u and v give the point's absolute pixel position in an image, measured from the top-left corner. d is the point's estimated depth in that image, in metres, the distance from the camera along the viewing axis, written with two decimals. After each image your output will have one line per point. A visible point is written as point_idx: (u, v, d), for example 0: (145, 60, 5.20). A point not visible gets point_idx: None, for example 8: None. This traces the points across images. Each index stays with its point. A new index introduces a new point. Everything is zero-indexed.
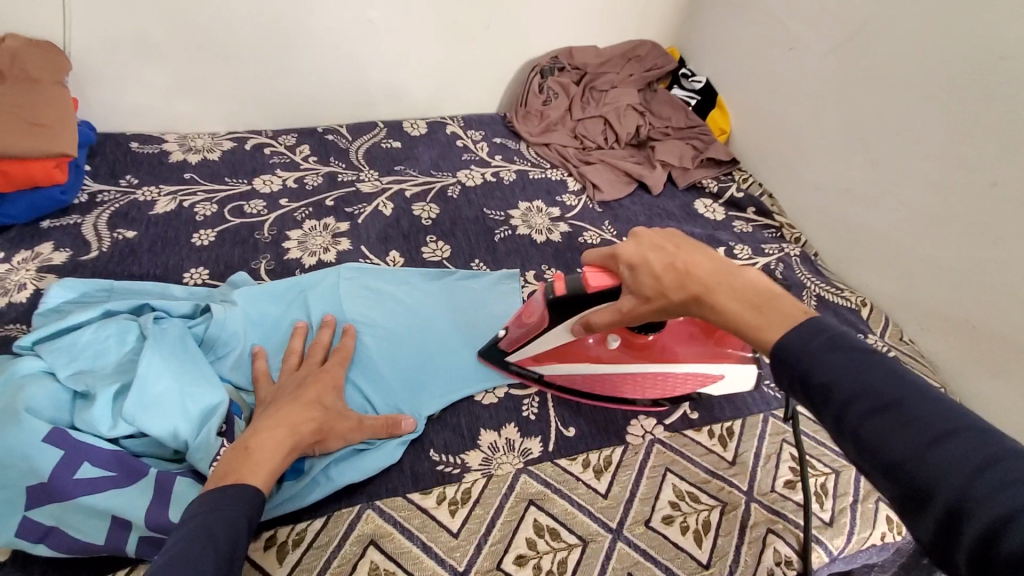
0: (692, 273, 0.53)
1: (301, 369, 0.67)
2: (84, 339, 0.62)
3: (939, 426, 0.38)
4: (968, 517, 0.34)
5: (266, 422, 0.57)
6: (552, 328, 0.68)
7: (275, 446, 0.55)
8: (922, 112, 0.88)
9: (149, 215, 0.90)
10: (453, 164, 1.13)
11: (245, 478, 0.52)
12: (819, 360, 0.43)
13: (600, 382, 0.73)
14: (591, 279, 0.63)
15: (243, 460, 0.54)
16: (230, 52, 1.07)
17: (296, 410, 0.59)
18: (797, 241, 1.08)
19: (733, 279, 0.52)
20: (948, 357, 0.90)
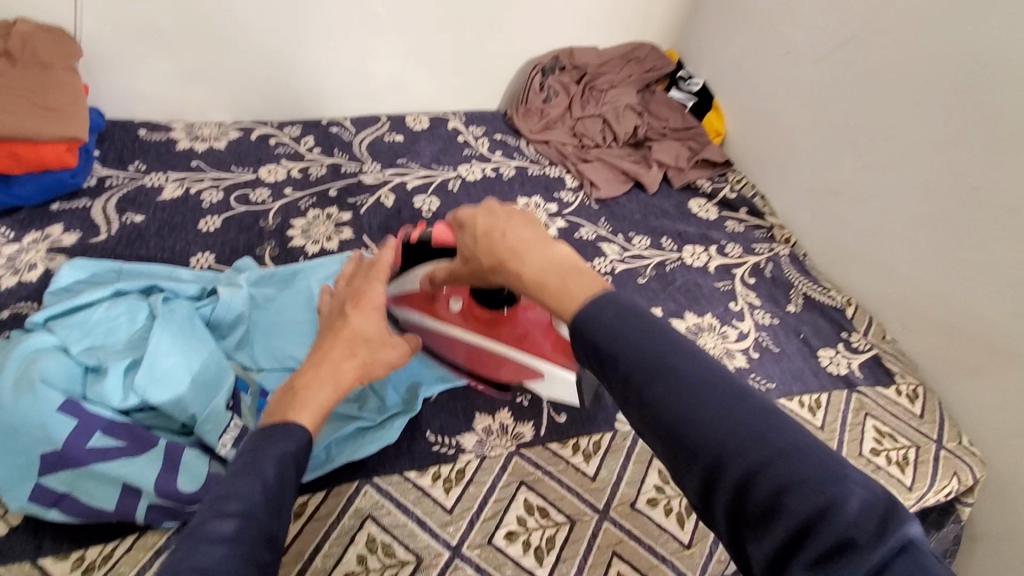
0: (487, 247, 0.53)
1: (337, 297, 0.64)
2: (95, 317, 0.65)
3: (687, 392, 0.39)
4: (723, 480, 0.37)
5: (310, 361, 0.55)
6: (404, 273, 0.70)
7: (322, 381, 0.54)
8: (909, 118, 0.91)
9: (156, 201, 0.93)
10: (453, 158, 1.16)
11: (291, 417, 0.50)
12: (613, 333, 0.43)
13: (446, 342, 0.74)
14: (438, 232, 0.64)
15: (292, 398, 0.52)
16: (238, 44, 1.09)
17: (339, 347, 0.56)
18: (787, 242, 1.11)
19: (540, 254, 0.50)
20: (929, 356, 0.93)
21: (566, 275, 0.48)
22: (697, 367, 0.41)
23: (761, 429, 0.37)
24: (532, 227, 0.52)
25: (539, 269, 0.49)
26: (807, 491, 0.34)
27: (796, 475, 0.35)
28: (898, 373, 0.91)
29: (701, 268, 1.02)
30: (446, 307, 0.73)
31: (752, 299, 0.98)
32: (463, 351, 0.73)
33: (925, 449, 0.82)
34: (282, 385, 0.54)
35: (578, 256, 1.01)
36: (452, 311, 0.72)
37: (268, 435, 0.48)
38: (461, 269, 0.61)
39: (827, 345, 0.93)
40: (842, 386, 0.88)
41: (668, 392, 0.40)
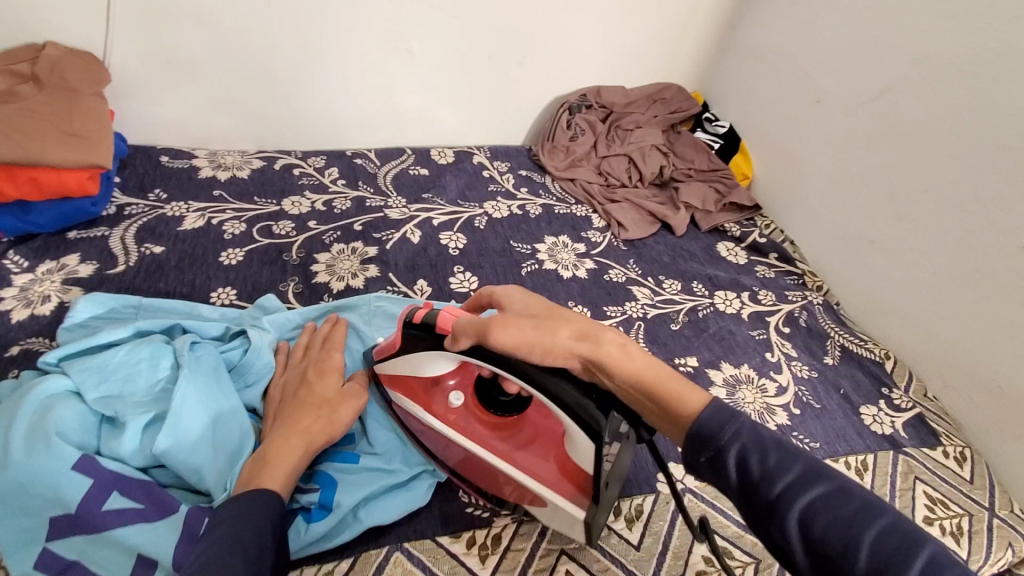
0: (557, 331, 0.55)
1: (303, 359, 0.69)
2: (116, 361, 0.61)
3: (825, 493, 0.43)
4: (846, 568, 0.39)
5: (276, 429, 0.59)
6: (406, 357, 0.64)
7: (293, 451, 0.57)
8: (950, 173, 0.90)
9: (177, 231, 0.90)
10: (480, 194, 1.14)
11: (264, 483, 0.54)
12: (749, 443, 0.47)
13: (444, 442, 0.64)
14: (445, 320, 0.59)
15: (264, 466, 0.55)
16: (266, 75, 1.08)
17: (301, 415, 0.61)
18: (819, 290, 1.09)
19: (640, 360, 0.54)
20: (972, 417, 0.89)
21: (662, 371, 0.54)
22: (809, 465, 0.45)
23: (905, 539, 0.39)
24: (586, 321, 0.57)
25: (635, 364, 0.54)
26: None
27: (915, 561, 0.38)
28: (944, 435, 0.87)
29: (734, 315, 0.99)
30: (444, 401, 0.65)
31: (788, 349, 0.95)
32: (464, 457, 0.63)
33: (979, 518, 0.78)
34: (255, 455, 0.57)
35: (609, 299, 0.98)
36: (449, 406, 0.65)
37: (240, 504, 0.50)
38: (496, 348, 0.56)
39: (868, 402, 0.90)
40: (886, 447, 0.84)
41: (801, 492, 0.43)
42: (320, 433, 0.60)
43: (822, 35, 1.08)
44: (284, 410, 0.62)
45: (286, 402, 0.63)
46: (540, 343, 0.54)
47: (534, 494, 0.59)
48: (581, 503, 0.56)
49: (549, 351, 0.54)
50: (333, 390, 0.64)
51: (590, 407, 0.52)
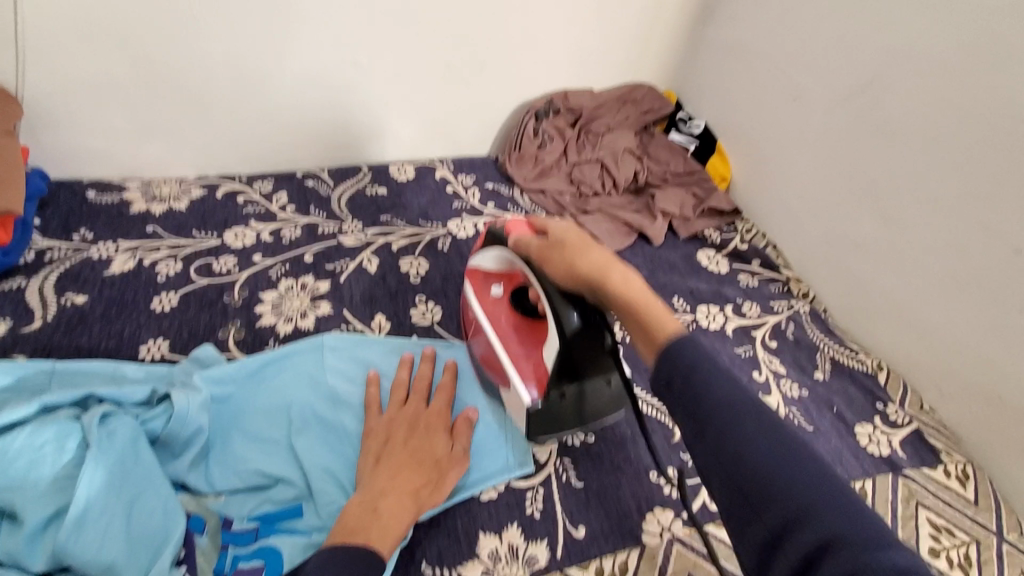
0: (582, 254, 0.58)
1: (409, 406, 0.66)
2: (14, 447, 0.52)
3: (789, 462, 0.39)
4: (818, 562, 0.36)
5: (387, 480, 0.57)
6: (480, 250, 0.73)
7: (401, 512, 0.55)
8: (937, 172, 0.84)
9: (104, 276, 0.81)
10: (443, 212, 1.06)
11: (376, 541, 0.51)
12: (722, 392, 0.43)
13: (478, 344, 0.74)
14: (513, 227, 0.67)
15: (377, 521, 0.53)
16: (201, 95, 0.99)
17: (410, 472, 0.58)
18: (805, 298, 1.03)
19: (642, 291, 0.53)
20: (973, 430, 0.84)
21: (647, 296, 0.53)
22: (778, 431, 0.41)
23: (824, 510, 0.37)
24: (609, 250, 0.58)
25: (626, 288, 0.54)
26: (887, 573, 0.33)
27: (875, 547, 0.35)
28: (943, 451, 0.82)
29: (717, 331, 0.93)
30: (488, 293, 0.74)
31: (776, 365, 0.90)
32: (482, 359, 0.73)
33: (986, 545, 0.73)
34: (361, 500, 0.55)
35: None
36: (490, 296, 0.73)
37: (350, 557, 0.48)
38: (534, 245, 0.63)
39: (863, 419, 0.85)
40: (885, 470, 0.79)
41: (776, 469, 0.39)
42: (426, 497, 0.58)
43: (796, 28, 1.02)
44: (392, 456, 0.60)
45: (392, 449, 0.60)
46: (565, 256, 0.59)
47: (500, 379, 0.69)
48: (535, 397, 0.65)
49: (571, 277, 0.58)
50: (444, 450, 0.62)
51: (569, 306, 0.60)
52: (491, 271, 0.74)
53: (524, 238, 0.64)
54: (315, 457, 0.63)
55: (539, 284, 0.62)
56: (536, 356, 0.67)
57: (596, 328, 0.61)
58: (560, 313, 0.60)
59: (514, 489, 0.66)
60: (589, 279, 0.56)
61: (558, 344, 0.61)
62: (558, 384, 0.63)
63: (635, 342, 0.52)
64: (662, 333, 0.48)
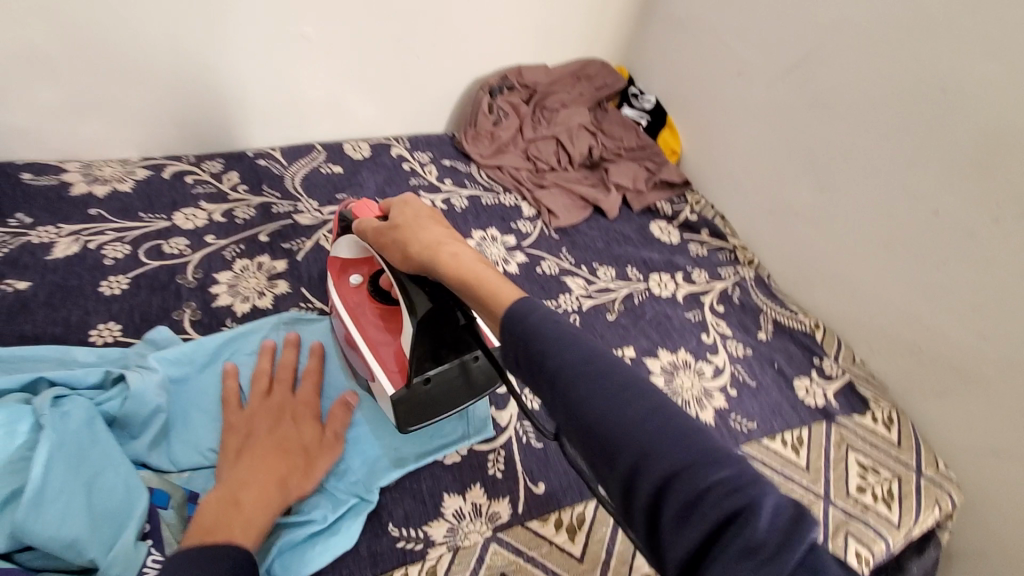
0: (421, 230, 0.56)
1: (272, 397, 0.64)
2: None
3: (633, 403, 0.38)
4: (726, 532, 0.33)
5: (248, 471, 0.55)
6: (337, 237, 0.70)
7: (266, 501, 0.53)
8: (865, 141, 0.90)
9: (45, 261, 0.78)
10: (400, 190, 1.06)
11: (236, 534, 0.50)
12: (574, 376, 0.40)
13: (348, 344, 0.70)
14: (361, 209, 0.66)
15: (237, 515, 0.51)
16: (139, 71, 0.95)
17: (276, 461, 0.57)
18: (750, 264, 1.09)
19: (476, 266, 0.51)
20: (897, 379, 0.92)
21: (479, 267, 0.51)
22: (626, 378, 0.40)
23: (693, 459, 0.36)
24: (446, 233, 0.55)
25: (460, 265, 0.51)
26: (721, 492, 0.34)
27: (713, 472, 0.35)
28: (872, 399, 0.90)
29: (669, 298, 0.98)
30: (347, 283, 0.72)
31: (723, 328, 0.95)
32: (352, 353, 0.70)
33: (907, 480, 0.81)
34: (221, 495, 0.53)
35: (542, 294, 0.94)
36: (350, 286, 0.72)
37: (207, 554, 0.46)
38: (382, 229, 0.60)
39: (802, 374, 0.91)
40: (820, 419, 0.86)
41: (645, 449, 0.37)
42: (295, 484, 0.57)
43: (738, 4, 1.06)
44: (254, 447, 0.58)
45: (255, 440, 0.59)
46: (399, 240, 0.57)
47: (370, 373, 0.66)
48: (396, 386, 0.64)
49: (389, 250, 0.59)
50: (309, 436, 0.61)
51: (422, 296, 0.60)
52: (350, 259, 0.72)
53: (364, 222, 0.64)
54: None
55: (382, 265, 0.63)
56: (396, 339, 0.67)
57: (449, 303, 0.59)
58: (412, 299, 0.60)
59: (477, 452, 0.69)
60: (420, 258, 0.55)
61: (413, 328, 0.60)
62: (420, 368, 0.62)
63: (481, 318, 0.50)
64: (501, 306, 0.46)
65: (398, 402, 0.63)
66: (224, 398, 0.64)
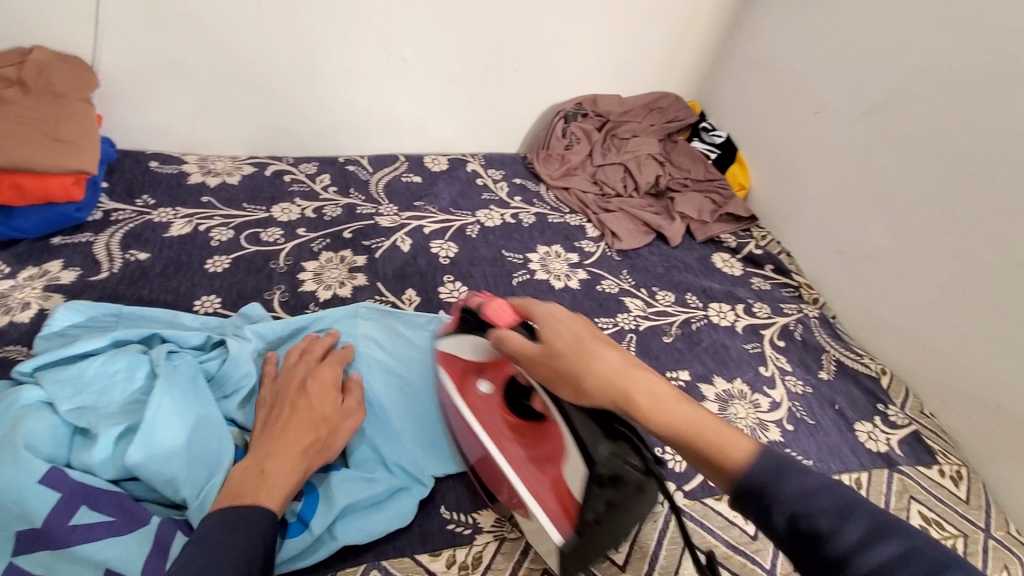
0: (593, 359, 0.54)
1: (297, 368, 0.65)
2: (91, 372, 0.60)
3: (800, 480, 0.44)
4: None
5: (274, 442, 0.56)
6: (459, 334, 0.65)
7: (291, 466, 0.55)
8: (947, 184, 0.88)
9: (163, 238, 0.89)
10: (472, 203, 1.13)
11: (262, 500, 0.51)
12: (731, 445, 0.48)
13: (463, 428, 0.65)
14: (495, 313, 0.60)
15: (264, 482, 0.53)
16: (257, 81, 1.07)
17: (298, 428, 0.58)
18: (816, 303, 1.07)
19: (676, 408, 0.51)
20: (971, 435, 0.87)
21: (697, 416, 0.51)
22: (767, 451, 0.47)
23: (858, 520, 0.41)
24: (615, 357, 0.54)
25: (659, 408, 0.51)
26: (883, 558, 0.39)
27: (856, 531, 0.41)
28: (940, 453, 0.86)
29: (728, 328, 0.98)
30: (474, 390, 0.66)
31: (783, 363, 0.94)
32: (473, 451, 0.64)
33: (975, 539, 0.76)
34: (247, 463, 0.54)
35: (601, 311, 0.96)
36: (479, 395, 0.66)
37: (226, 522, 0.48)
38: (535, 353, 0.56)
39: (864, 419, 0.88)
40: (881, 466, 0.83)
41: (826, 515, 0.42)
42: (316, 456, 0.58)
43: (819, 46, 1.07)
44: (277, 420, 0.59)
45: (281, 412, 0.60)
46: (569, 366, 0.54)
47: (522, 504, 0.59)
48: (562, 526, 0.56)
49: (550, 374, 0.55)
50: (331, 407, 0.62)
51: (597, 434, 0.54)
52: (472, 363, 0.66)
53: (510, 338, 0.58)
54: None
55: (545, 392, 0.58)
56: (552, 471, 0.58)
57: (624, 440, 0.55)
58: (586, 443, 0.54)
59: None
60: (609, 398, 0.53)
61: (587, 473, 0.53)
62: (585, 505, 0.54)
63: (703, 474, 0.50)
64: (731, 457, 0.47)
65: (566, 545, 0.55)
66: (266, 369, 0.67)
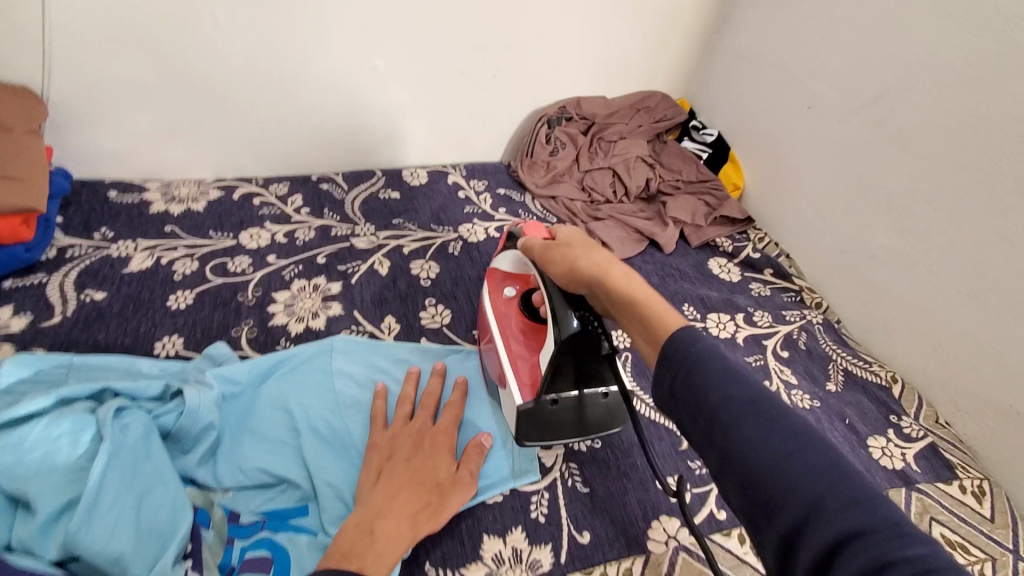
0: (583, 253, 0.58)
1: (414, 421, 0.66)
2: (32, 438, 0.53)
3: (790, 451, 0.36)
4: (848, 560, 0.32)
5: (385, 502, 0.55)
6: (506, 250, 0.74)
7: (398, 534, 0.53)
8: (955, 180, 0.83)
9: (122, 274, 0.83)
10: (454, 217, 1.07)
11: (368, 569, 0.49)
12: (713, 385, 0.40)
13: (486, 334, 0.74)
14: (529, 227, 0.70)
15: (370, 546, 0.51)
16: (221, 99, 1.02)
17: (410, 491, 0.57)
18: (819, 308, 1.02)
19: (646, 290, 0.51)
20: (991, 446, 0.82)
21: (648, 291, 0.51)
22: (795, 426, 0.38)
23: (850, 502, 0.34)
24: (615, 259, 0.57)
25: (631, 284, 0.52)
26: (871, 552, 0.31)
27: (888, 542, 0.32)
28: (960, 467, 0.80)
29: (728, 340, 0.93)
30: (501, 294, 0.75)
31: (788, 375, 0.89)
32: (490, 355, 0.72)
33: (1005, 563, 0.71)
34: (359, 522, 0.53)
35: None
36: (503, 298, 0.74)
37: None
38: (539, 245, 0.65)
39: (877, 433, 0.83)
40: (898, 484, 0.77)
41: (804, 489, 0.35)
42: (424, 523, 0.56)
43: (811, 37, 1.02)
44: (394, 475, 0.58)
45: (395, 466, 0.59)
46: (569, 255, 0.59)
47: (503, 379, 0.67)
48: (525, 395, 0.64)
49: (557, 272, 0.60)
50: (447, 473, 0.61)
51: (568, 312, 0.60)
52: (509, 273, 0.75)
53: (530, 237, 0.68)
54: (322, 460, 0.64)
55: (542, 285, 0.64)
56: (535, 359, 0.66)
57: (597, 330, 0.60)
58: (558, 316, 0.61)
59: (520, 492, 0.67)
60: (589, 275, 0.55)
61: (556, 345, 0.61)
62: (550, 386, 0.62)
63: (635, 340, 0.49)
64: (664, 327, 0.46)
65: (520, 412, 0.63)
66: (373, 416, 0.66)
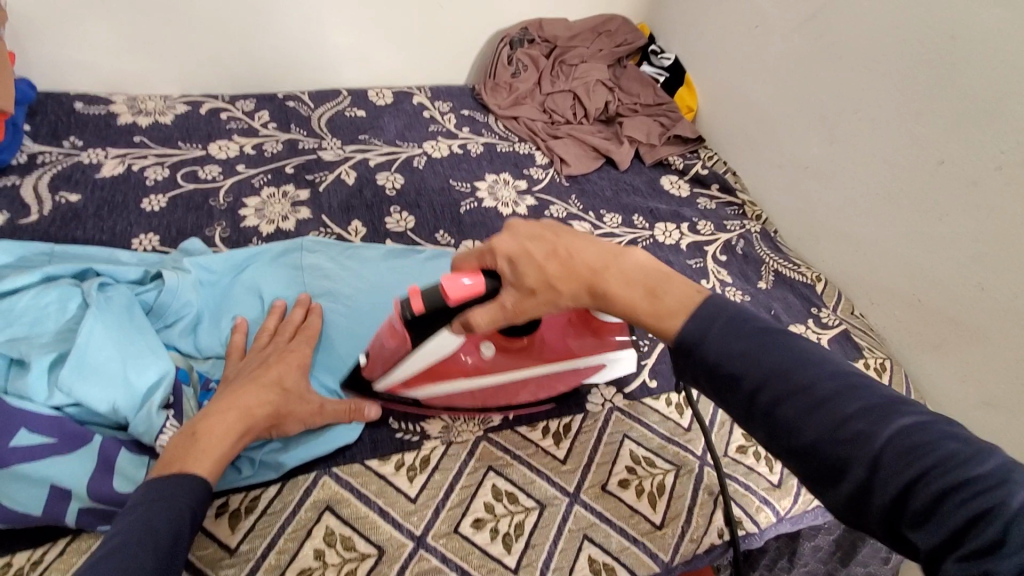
0: (575, 248, 0.52)
1: (268, 347, 0.65)
2: (23, 305, 0.61)
3: (809, 392, 0.41)
4: (925, 487, 0.36)
5: (217, 405, 0.56)
6: (418, 347, 0.60)
7: (227, 432, 0.54)
8: (876, 89, 0.90)
9: (94, 179, 0.86)
10: (419, 134, 1.11)
11: (188, 466, 0.51)
12: (727, 351, 0.45)
13: (481, 393, 0.68)
14: (450, 290, 0.54)
15: (194, 446, 0.53)
16: (180, 12, 1.02)
17: (250, 393, 0.58)
18: (758, 219, 1.10)
19: (623, 262, 0.52)
20: (895, 330, 0.93)
21: (650, 277, 0.51)
22: (836, 370, 0.42)
23: (884, 412, 0.39)
24: (601, 244, 0.53)
25: (623, 282, 0.51)
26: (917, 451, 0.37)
27: (899, 425, 0.38)
28: (867, 348, 0.92)
29: (672, 246, 1.01)
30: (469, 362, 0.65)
31: (724, 276, 0.98)
32: (525, 388, 0.69)
33: None
34: (186, 428, 0.55)
35: None
36: (483, 358, 0.65)
37: (162, 490, 0.49)
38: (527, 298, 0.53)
39: (797, 321, 0.93)
40: None
41: (857, 415, 0.39)
42: (264, 420, 0.58)
43: None
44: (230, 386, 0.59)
45: (239, 379, 0.60)
46: (546, 268, 0.52)
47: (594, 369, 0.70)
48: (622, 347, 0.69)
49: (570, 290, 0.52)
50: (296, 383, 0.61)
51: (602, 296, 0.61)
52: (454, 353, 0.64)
53: (480, 318, 0.55)
54: None
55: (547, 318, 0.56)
56: (587, 342, 0.68)
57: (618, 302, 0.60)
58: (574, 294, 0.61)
59: None
60: (586, 274, 0.51)
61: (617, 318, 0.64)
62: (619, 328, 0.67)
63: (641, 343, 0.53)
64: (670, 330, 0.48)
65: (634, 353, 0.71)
66: (230, 350, 0.66)
